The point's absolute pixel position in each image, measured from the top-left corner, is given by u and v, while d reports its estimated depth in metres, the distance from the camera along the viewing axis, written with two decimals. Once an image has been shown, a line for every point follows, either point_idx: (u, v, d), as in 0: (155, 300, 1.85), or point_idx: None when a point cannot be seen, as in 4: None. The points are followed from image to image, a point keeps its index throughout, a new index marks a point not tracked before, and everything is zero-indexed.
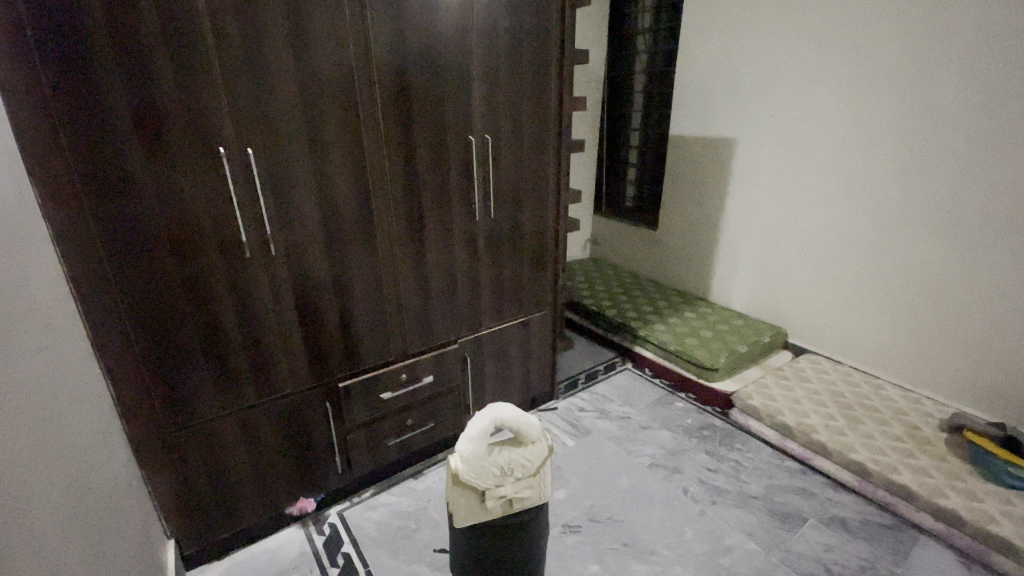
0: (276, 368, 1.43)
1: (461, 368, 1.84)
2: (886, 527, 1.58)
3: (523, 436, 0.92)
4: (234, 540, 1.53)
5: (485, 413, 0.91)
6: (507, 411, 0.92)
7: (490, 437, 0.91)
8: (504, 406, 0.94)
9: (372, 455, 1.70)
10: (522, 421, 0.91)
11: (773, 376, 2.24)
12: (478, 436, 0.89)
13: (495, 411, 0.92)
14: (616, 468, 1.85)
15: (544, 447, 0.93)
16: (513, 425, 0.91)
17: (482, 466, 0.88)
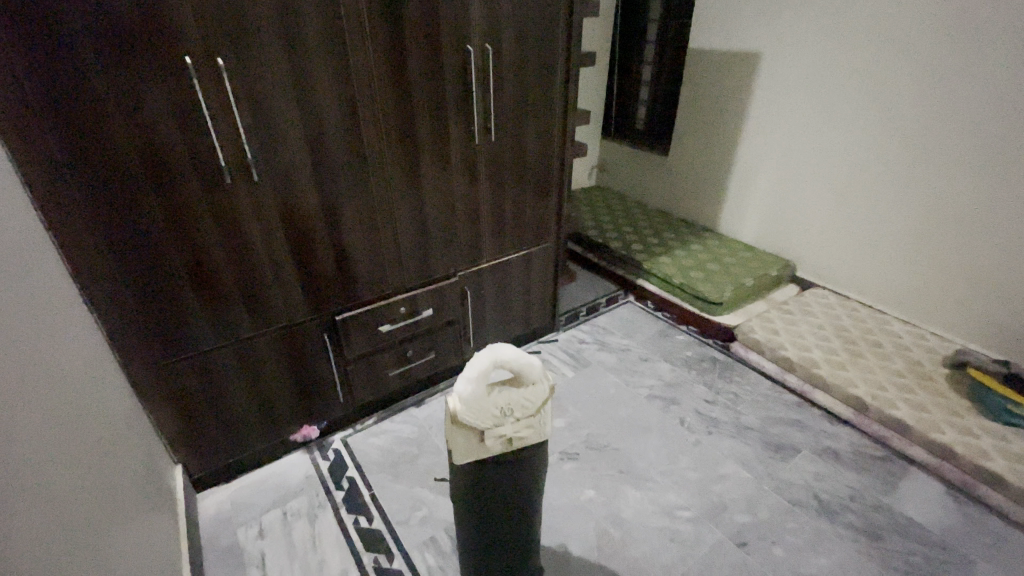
0: (269, 301, 1.39)
1: (460, 302, 1.80)
2: (878, 458, 1.62)
3: (522, 378, 0.88)
4: (241, 465, 1.57)
5: (483, 354, 0.87)
6: (507, 352, 0.87)
7: (490, 378, 0.87)
8: (503, 346, 0.89)
9: (373, 385, 1.71)
10: (523, 361, 0.87)
11: (778, 311, 2.21)
12: (477, 377, 0.84)
13: (494, 352, 0.87)
14: (614, 399, 1.86)
15: (545, 388, 0.89)
16: (514, 367, 0.87)
17: (481, 407, 0.84)
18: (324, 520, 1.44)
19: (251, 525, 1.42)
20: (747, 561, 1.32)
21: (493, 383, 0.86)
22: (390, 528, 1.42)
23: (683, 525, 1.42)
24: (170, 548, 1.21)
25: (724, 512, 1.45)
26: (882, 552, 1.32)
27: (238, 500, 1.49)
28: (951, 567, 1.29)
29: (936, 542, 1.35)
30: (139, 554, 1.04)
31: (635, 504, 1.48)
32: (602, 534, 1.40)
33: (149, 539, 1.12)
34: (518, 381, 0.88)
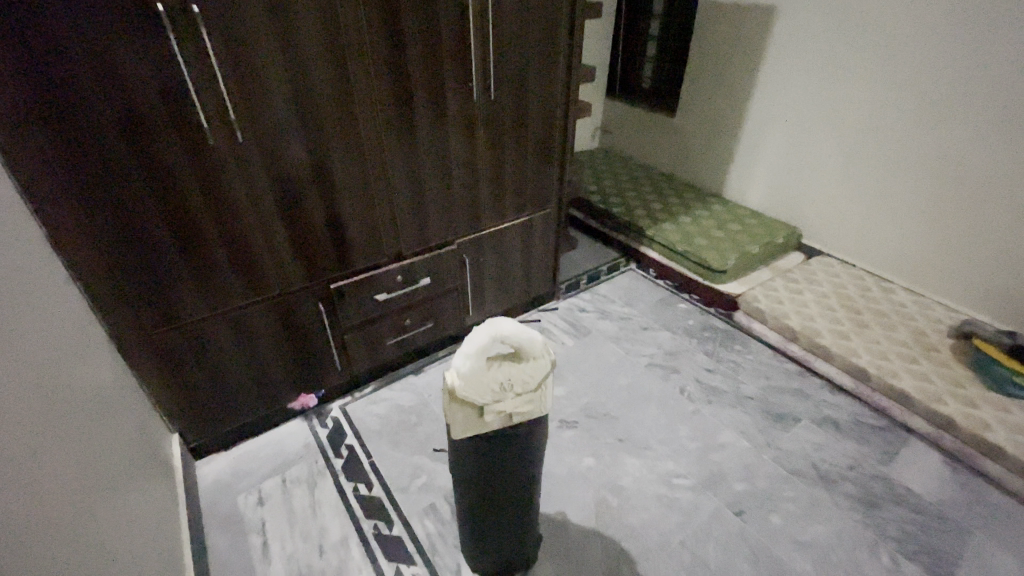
0: (260, 268, 1.34)
1: (458, 270, 1.75)
2: (877, 428, 1.62)
3: (522, 352, 0.84)
4: (238, 433, 1.56)
5: (482, 328, 0.83)
6: (507, 326, 0.83)
7: (489, 352, 0.83)
8: (502, 320, 0.85)
9: (371, 354, 1.69)
10: (523, 335, 0.83)
11: (782, 279, 2.16)
12: (476, 352, 0.81)
13: (492, 326, 0.83)
14: (614, 367, 1.84)
15: (546, 363, 0.86)
16: (514, 341, 0.83)
17: (480, 383, 0.81)
18: (323, 487, 1.44)
19: (251, 492, 1.42)
20: (744, 529, 1.33)
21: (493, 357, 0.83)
22: (390, 495, 1.42)
23: (681, 493, 1.43)
24: (169, 516, 1.21)
25: (722, 481, 1.46)
26: (878, 521, 1.34)
27: (238, 467, 1.49)
28: (946, 536, 1.30)
29: (933, 511, 1.36)
30: (136, 526, 1.03)
31: (633, 472, 1.48)
32: (600, 502, 1.41)
33: (145, 509, 1.11)
34: (518, 356, 0.85)
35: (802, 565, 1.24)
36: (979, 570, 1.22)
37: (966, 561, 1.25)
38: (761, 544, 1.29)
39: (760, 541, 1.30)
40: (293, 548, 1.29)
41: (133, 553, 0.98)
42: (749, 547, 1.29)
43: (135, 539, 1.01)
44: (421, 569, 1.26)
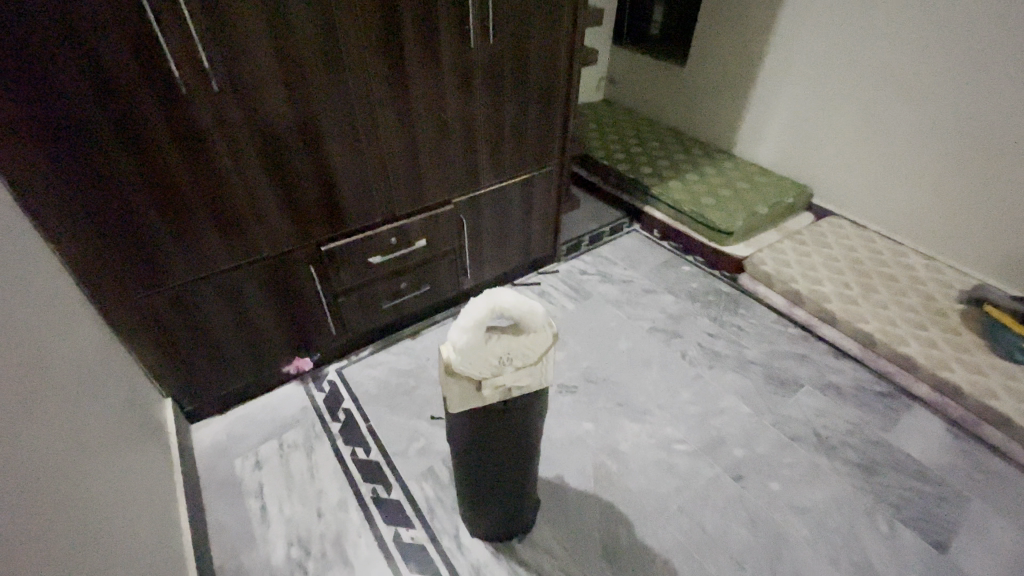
0: (246, 229, 1.27)
1: (455, 231, 1.67)
2: (880, 394, 1.60)
3: (522, 325, 0.79)
4: (232, 396, 1.54)
5: (479, 299, 0.77)
6: (506, 297, 0.77)
7: (488, 325, 0.78)
8: (502, 290, 0.79)
9: (366, 318, 1.64)
10: (524, 307, 0.78)
11: (790, 241, 2.09)
12: (474, 325, 0.76)
13: (491, 296, 0.77)
14: (615, 331, 1.80)
15: (548, 336, 0.81)
16: (514, 313, 0.77)
17: (479, 357, 0.77)
18: (321, 451, 1.43)
19: (248, 456, 1.41)
20: (742, 494, 1.33)
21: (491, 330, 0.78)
22: (388, 459, 1.41)
23: (680, 458, 1.42)
24: (161, 481, 1.20)
25: (722, 446, 1.45)
26: (877, 488, 1.34)
27: (234, 431, 1.48)
28: (943, 502, 1.31)
29: (931, 478, 1.36)
30: (122, 498, 1.02)
31: (632, 437, 1.47)
32: (598, 467, 1.40)
33: (133, 479, 1.09)
34: (518, 328, 0.79)
35: (799, 530, 1.25)
36: (974, 535, 1.23)
37: (962, 526, 1.25)
38: (759, 510, 1.30)
39: (758, 506, 1.30)
40: (292, 512, 1.29)
41: (121, 525, 0.96)
42: (747, 512, 1.29)
43: (121, 512, 0.99)
44: (420, 532, 1.26)
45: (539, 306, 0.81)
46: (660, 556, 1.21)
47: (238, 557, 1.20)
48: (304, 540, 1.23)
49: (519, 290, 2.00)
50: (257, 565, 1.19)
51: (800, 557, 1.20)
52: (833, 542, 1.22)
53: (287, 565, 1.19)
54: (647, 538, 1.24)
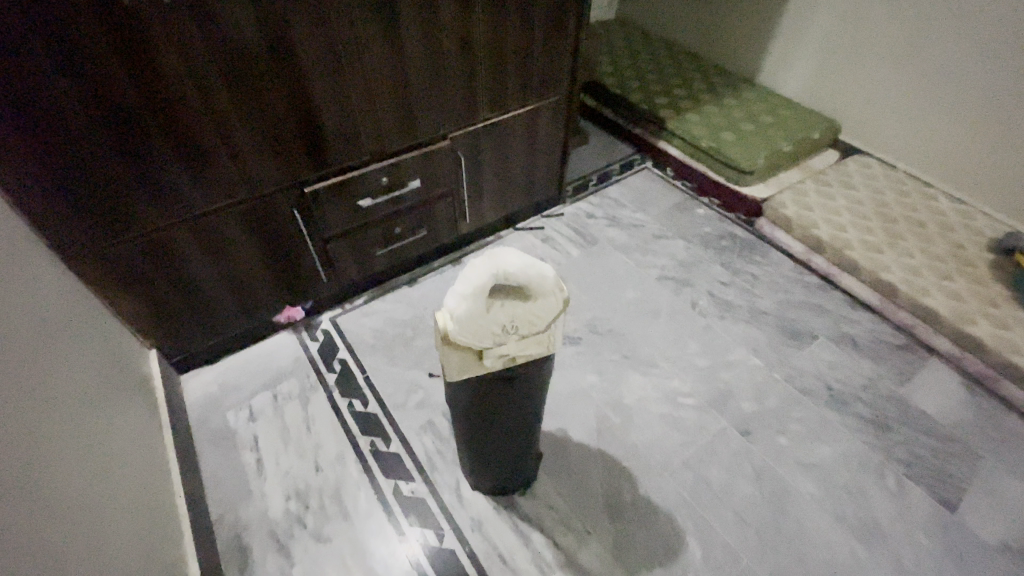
0: (216, 167, 1.13)
1: (452, 171, 1.53)
2: (897, 347, 1.54)
3: (530, 289, 0.69)
4: (220, 346, 1.47)
5: (480, 259, 0.68)
6: (511, 258, 0.68)
7: (490, 290, 0.68)
8: (507, 250, 0.70)
9: (359, 264, 1.54)
10: (532, 270, 0.68)
11: (814, 182, 1.94)
12: (472, 291, 0.66)
13: (494, 258, 0.68)
14: (622, 279, 1.71)
15: (558, 301, 0.71)
16: (520, 277, 0.68)
17: (478, 326, 0.68)
18: (316, 403, 1.38)
19: (241, 407, 1.37)
20: (749, 449, 1.30)
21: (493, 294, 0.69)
22: (386, 411, 1.37)
23: (687, 412, 1.38)
24: (147, 437, 1.15)
25: (730, 400, 1.40)
26: (888, 444, 1.31)
27: (225, 382, 1.43)
28: (954, 459, 1.28)
29: (944, 434, 1.33)
30: (107, 461, 0.97)
31: (638, 390, 1.42)
32: (602, 420, 1.36)
33: (117, 438, 1.04)
34: (525, 293, 0.70)
35: (805, 485, 1.23)
36: (982, 493, 1.22)
37: (971, 484, 1.23)
38: (766, 465, 1.27)
39: (765, 462, 1.28)
40: (289, 465, 1.26)
41: (109, 491, 0.92)
42: (753, 467, 1.27)
43: (109, 476, 0.95)
44: (420, 485, 1.24)
45: (550, 268, 0.71)
46: (663, 511, 1.19)
47: (236, 510, 1.19)
48: (302, 493, 1.21)
49: (521, 234, 1.88)
50: (255, 518, 1.18)
51: (806, 512, 1.18)
52: (840, 498, 1.21)
53: (286, 519, 1.17)
54: (651, 493, 1.22)
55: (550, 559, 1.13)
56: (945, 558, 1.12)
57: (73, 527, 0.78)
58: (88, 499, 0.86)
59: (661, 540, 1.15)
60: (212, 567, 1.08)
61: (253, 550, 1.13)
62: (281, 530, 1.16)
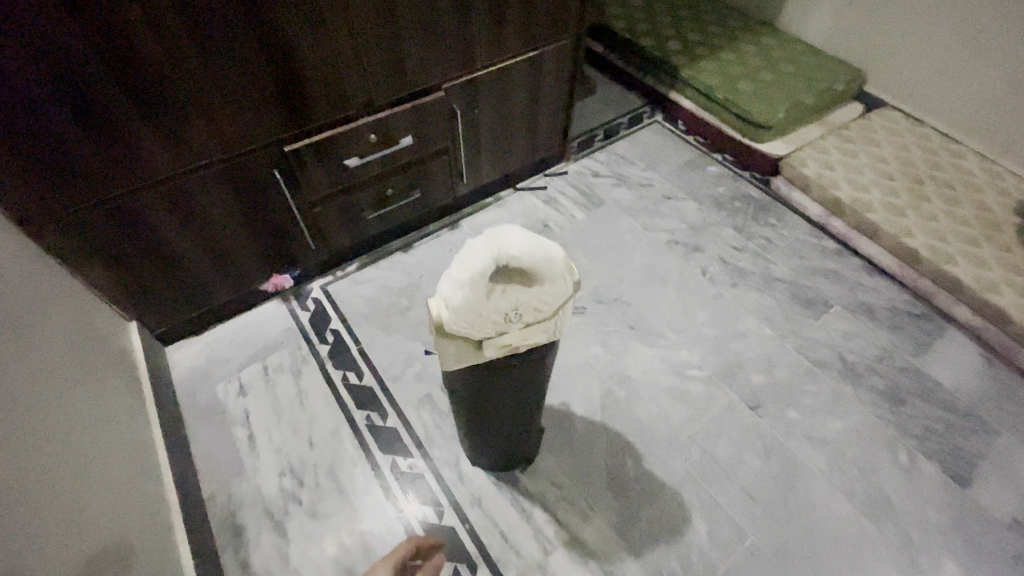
0: (186, 126, 1.01)
1: (447, 126, 1.40)
2: (914, 317, 1.47)
3: (537, 274, 0.61)
4: (206, 317, 1.40)
5: (480, 242, 0.60)
6: (515, 240, 0.60)
7: (489, 275, 0.60)
8: (510, 230, 0.61)
9: (349, 229, 1.44)
10: (539, 252, 0.59)
11: (835, 138, 1.81)
12: (469, 277, 0.58)
13: (496, 240, 0.60)
14: (629, 244, 1.62)
15: (568, 285, 0.62)
16: (525, 260, 0.60)
17: (477, 316, 0.60)
18: (309, 376, 1.33)
19: (231, 381, 1.32)
20: (759, 424, 1.26)
21: (495, 279, 0.61)
22: (382, 384, 1.32)
23: (695, 385, 1.32)
24: (130, 415, 1.10)
25: (739, 372, 1.35)
26: (901, 418, 1.27)
27: (213, 354, 1.37)
28: (969, 434, 1.24)
29: (959, 408, 1.28)
30: (90, 441, 0.92)
31: (644, 362, 1.36)
32: (606, 394, 1.31)
33: (99, 418, 0.99)
34: (530, 277, 0.62)
35: (815, 461, 1.20)
36: (996, 468, 1.18)
37: (985, 459, 1.20)
38: (775, 440, 1.23)
39: (774, 437, 1.23)
40: (282, 441, 1.22)
41: (95, 474, 0.88)
42: (762, 443, 1.23)
43: (94, 457, 0.90)
44: (418, 460, 1.21)
45: (559, 248, 0.62)
46: (668, 488, 1.16)
47: (229, 488, 1.16)
48: (296, 470, 1.18)
49: (522, 195, 1.77)
50: (249, 495, 1.15)
51: (814, 489, 1.15)
52: (850, 474, 1.17)
53: (280, 496, 1.14)
54: (655, 469, 1.19)
55: (552, 536, 1.10)
56: (954, 535, 1.09)
57: (59, 516, 0.74)
58: (74, 483, 0.81)
59: (665, 517, 1.12)
60: (206, 546, 1.05)
61: (248, 528, 1.10)
62: (276, 508, 1.13)
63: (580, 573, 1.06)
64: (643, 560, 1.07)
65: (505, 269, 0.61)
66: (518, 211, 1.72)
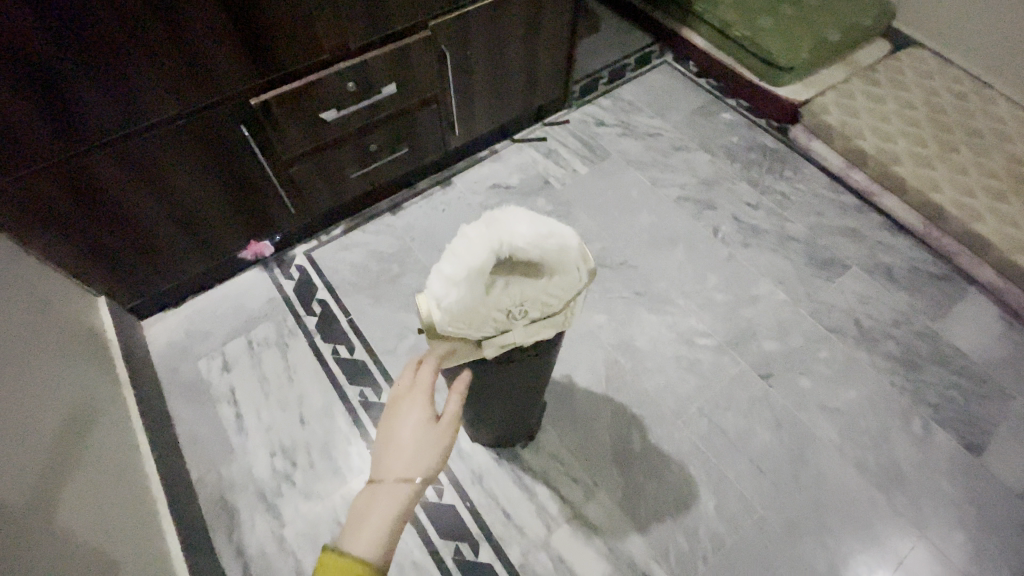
0: (133, 79, 0.87)
1: (436, 72, 1.25)
2: (934, 278, 1.39)
3: (545, 264, 0.52)
4: (183, 288, 1.30)
5: (478, 235, 0.49)
6: (520, 229, 0.50)
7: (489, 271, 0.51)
8: (512, 216, 0.51)
9: (331, 189, 1.32)
10: (549, 243, 0.50)
11: (860, 80, 1.66)
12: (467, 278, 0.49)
13: (497, 229, 0.50)
14: (636, 202, 1.50)
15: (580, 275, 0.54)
16: (533, 252, 0.51)
17: (477, 317, 0.52)
18: (297, 350, 1.25)
19: (214, 356, 1.24)
20: (770, 394, 1.21)
21: (495, 273, 0.52)
22: (375, 358, 1.25)
23: (703, 353, 1.26)
24: (104, 400, 1.03)
25: (751, 339, 1.28)
26: (916, 386, 1.22)
27: (194, 328, 1.28)
28: (985, 401, 1.20)
29: (975, 375, 1.23)
30: (59, 436, 0.85)
31: (650, 330, 1.29)
32: (611, 364, 1.24)
33: (67, 400, 0.92)
34: (536, 268, 0.53)
35: (826, 432, 1.16)
36: (1011, 437, 1.15)
37: (1001, 427, 1.16)
38: (786, 411, 1.18)
39: (785, 407, 1.19)
40: (272, 420, 1.16)
41: (66, 472, 0.81)
42: (772, 414, 1.18)
43: (63, 454, 0.83)
44: None
45: (570, 233, 0.53)
46: (675, 462, 1.12)
47: (218, 469, 1.11)
48: (288, 450, 1.13)
49: (520, 147, 1.63)
50: (241, 477, 1.10)
51: (824, 461, 1.12)
52: (862, 445, 1.14)
53: (272, 477, 1.10)
54: (662, 442, 1.15)
55: (556, 513, 1.07)
56: (964, 506, 1.07)
57: (24, 528, 0.68)
58: (38, 488, 0.74)
59: (671, 492, 1.09)
60: (198, 531, 1.01)
61: (241, 510, 1.07)
62: (269, 490, 1.09)
63: (584, 549, 1.03)
64: (649, 535, 1.05)
65: (508, 261, 0.52)
66: (516, 165, 1.59)
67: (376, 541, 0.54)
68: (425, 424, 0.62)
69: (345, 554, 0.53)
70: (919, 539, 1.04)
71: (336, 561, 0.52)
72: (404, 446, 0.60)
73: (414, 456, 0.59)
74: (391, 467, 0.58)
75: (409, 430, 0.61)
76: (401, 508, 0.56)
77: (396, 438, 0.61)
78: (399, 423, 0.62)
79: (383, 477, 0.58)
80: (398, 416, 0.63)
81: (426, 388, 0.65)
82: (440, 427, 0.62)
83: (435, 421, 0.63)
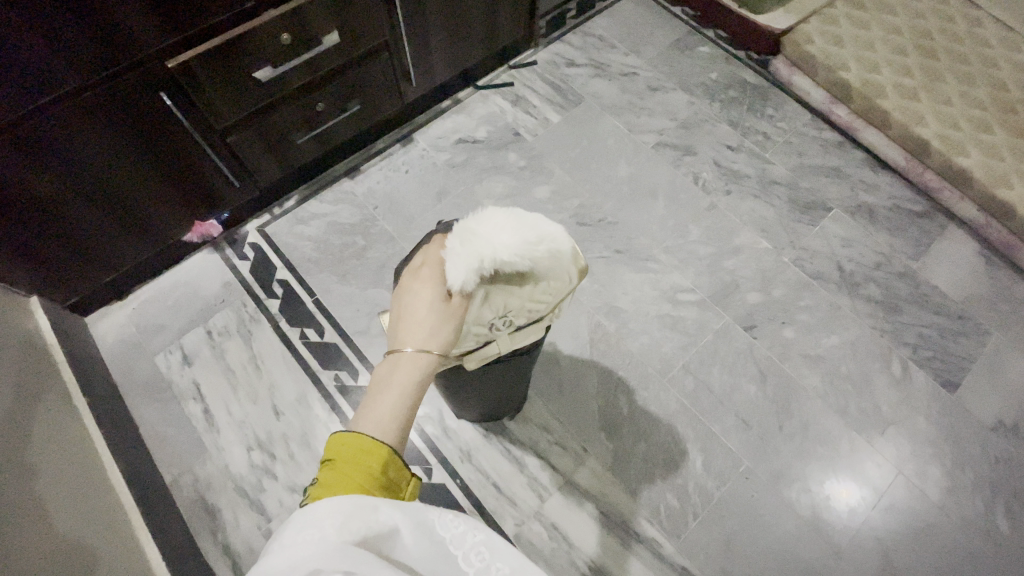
0: (18, 47, 0.72)
1: (385, 14, 1.09)
2: (915, 216, 1.36)
3: (534, 272, 0.58)
4: (127, 279, 1.18)
5: (467, 251, 0.53)
6: (507, 242, 0.54)
7: (482, 281, 0.56)
8: (497, 228, 0.55)
9: (278, 158, 1.19)
10: (538, 251, 0.56)
11: (845, 3, 1.55)
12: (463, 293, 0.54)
13: (483, 244, 0.54)
14: (613, 152, 1.41)
15: (562, 278, 0.61)
16: (523, 261, 0.55)
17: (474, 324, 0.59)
18: (262, 337, 1.17)
19: (171, 351, 1.15)
20: (754, 346, 1.20)
21: (481, 285, 0.57)
22: (347, 340, 1.18)
23: (686, 310, 1.23)
24: (56, 411, 0.94)
25: (734, 293, 1.26)
26: (895, 327, 1.22)
27: (144, 322, 1.18)
28: (961, 339, 1.21)
29: (953, 313, 1.24)
30: (19, 458, 0.77)
31: (633, 290, 1.25)
32: (595, 329, 1.21)
33: (20, 413, 0.84)
34: (524, 277, 0.59)
35: (809, 380, 1.17)
36: (984, 372, 1.18)
37: (975, 363, 1.19)
38: (770, 362, 1.18)
39: (770, 359, 1.19)
40: (244, 413, 1.10)
41: (35, 494, 0.75)
42: (757, 366, 1.18)
43: (28, 476, 0.77)
44: None
45: (556, 239, 0.58)
46: (663, 422, 1.12)
47: (193, 470, 1.05)
48: (264, 444, 1.08)
49: (484, 95, 1.49)
50: (218, 475, 1.05)
51: (808, 411, 1.13)
52: (844, 391, 1.16)
53: (251, 472, 1.05)
54: (649, 404, 1.14)
55: (547, 483, 1.07)
56: (939, 442, 1.11)
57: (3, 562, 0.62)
58: (7, 517, 0.68)
59: (660, 453, 1.09)
60: (180, 536, 0.97)
61: (223, 509, 1.02)
62: (250, 486, 1.04)
63: (578, 516, 1.04)
64: (641, 497, 1.06)
65: (495, 274, 0.57)
66: (481, 117, 1.46)
67: (395, 417, 0.49)
68: (437, 299, 0.54)
69: (352, 431, 0.48)
70: (896, 477, 1.08)
71: (345, 440, 0.47)
72: (417, 322, 0.53)
73: (432, 329, 0.53)
74: (409, 341, 0.53)
75: (422, 305, 0.54)
76: (422, 380, 0.51)
77: (409, 314, 0.54)
78: (410, 300, 0.55)
79: (400, 350, 0.52)
80: (408, 294, 0.55)
81: (437, 268, 0.56)
82: (453, 301, 0.54)
83: (447, 298, 0.55)
